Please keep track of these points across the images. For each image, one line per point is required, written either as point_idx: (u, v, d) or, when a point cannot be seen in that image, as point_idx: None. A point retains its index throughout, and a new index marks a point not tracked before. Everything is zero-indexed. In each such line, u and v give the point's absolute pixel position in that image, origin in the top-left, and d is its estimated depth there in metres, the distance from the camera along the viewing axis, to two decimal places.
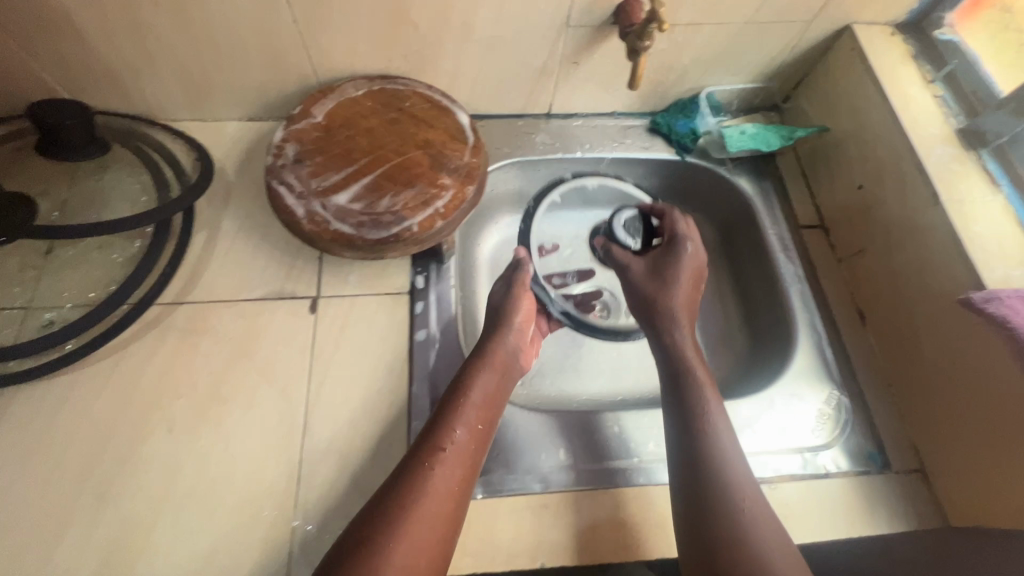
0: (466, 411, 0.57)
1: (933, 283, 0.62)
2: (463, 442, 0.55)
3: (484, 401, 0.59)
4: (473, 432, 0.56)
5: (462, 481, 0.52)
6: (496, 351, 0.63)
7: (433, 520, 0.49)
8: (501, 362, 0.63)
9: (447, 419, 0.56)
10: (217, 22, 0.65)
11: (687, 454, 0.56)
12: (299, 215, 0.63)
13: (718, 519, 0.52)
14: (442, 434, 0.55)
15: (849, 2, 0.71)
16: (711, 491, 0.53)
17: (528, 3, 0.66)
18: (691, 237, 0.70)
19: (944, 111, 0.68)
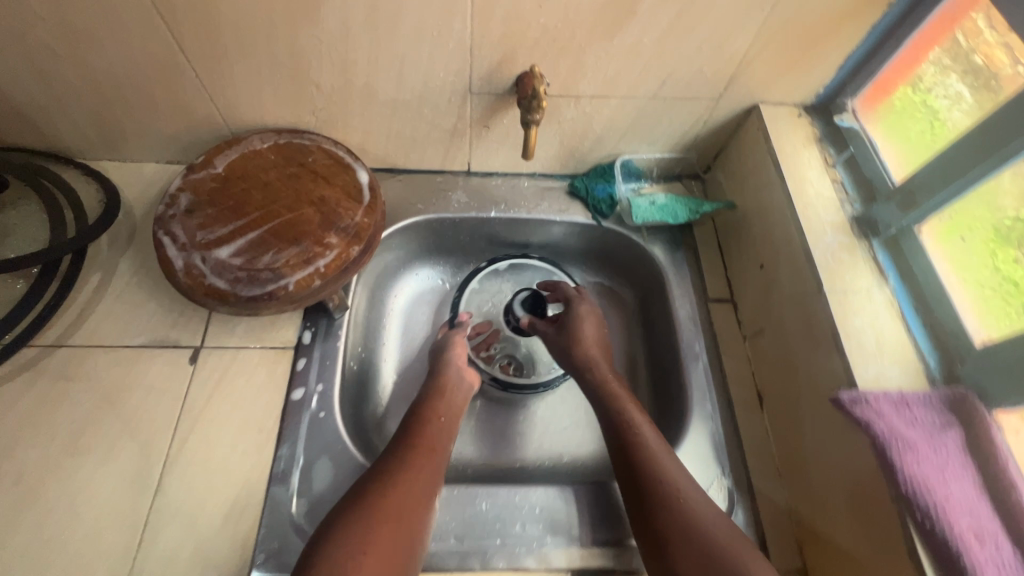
0: (416, 438, 0.64)
1: (815, 374, 0.60)
2: (419, 464, 0.61)
3: (431, 432, 0.66)
4: (423, 455, 0.62)
5: (422, 499, 0.58)
6: (441, 395, 0.71)
7: (415, 481, 0.59)
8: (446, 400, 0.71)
9: (398, 447, 0.63)
10: (121, 73, 0.66)
11: (622, 469, 0.60)
12: (177, 266, 0.63)
13: (687, 549, 0.52)
14: (395, 458, 0.61)
15: (753, 84, 0.72)
16: (670, 529, 0.54)
17: (427, 71, 0.67)
18: (583, 297, 0.79)
19: (841, 197, 0.67)
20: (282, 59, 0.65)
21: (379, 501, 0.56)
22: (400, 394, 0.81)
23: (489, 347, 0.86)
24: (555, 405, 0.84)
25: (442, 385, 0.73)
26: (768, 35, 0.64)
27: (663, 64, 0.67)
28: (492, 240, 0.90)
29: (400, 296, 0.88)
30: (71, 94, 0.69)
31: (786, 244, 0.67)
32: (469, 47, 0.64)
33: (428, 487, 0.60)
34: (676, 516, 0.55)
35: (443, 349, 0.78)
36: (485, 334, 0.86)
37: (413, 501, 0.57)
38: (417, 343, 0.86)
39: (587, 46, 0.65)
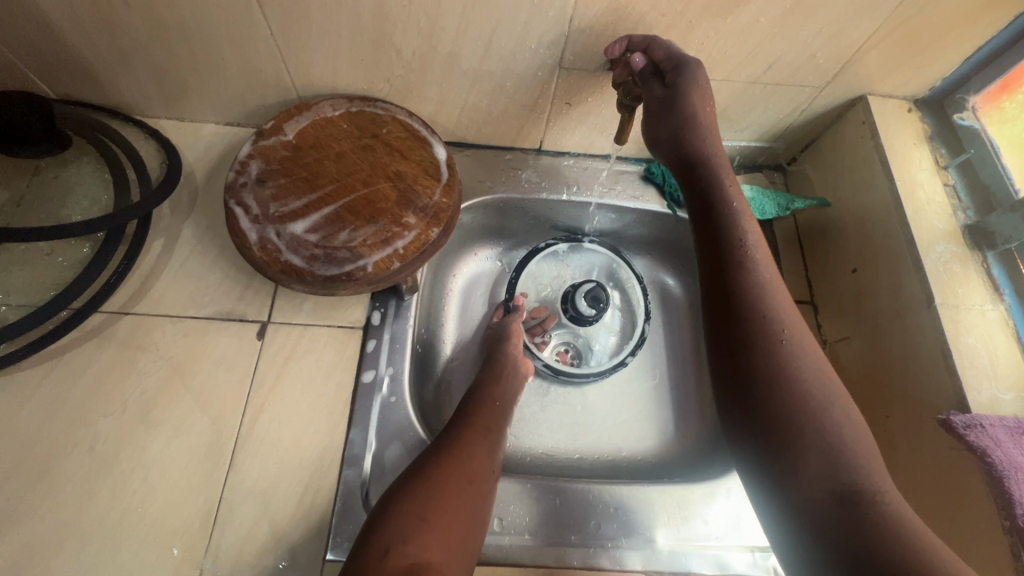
0: (472, 416, 0.60)
1: (916, 390, 0.58)
2: (476, 438, 0.56)
3: (486, 412, 0.61)
4: (482, 430, 0.58)
5: (480, 473, 0.53)
6: (497, 380, 0.67)
7: (469, 462, 0.53)
8: (502, 385, 0.67)
9: (455, 424, 0.58)
10: (191, 27, 0.62)
11: (779, 430, 0.49)
12: (252, 240, 0.60)
13: (784, 394, 0.50)
14: (450, 435, 0.56)
15: (866, 74, 0.66)
16: (770, 356, 0.51)
17: (520, 43, 0.62)
18: (693, 60, 0.60)
19: (954, 204, 0.64)
20: (368, 22, 0.60)
21: (435, 472, 0.51)
22: (461, 378, 0.79)
23: (544, 332, 0.83)
24: (615, 398, 0.81)
25: (499, 371, 0.69)
26: (899, 20, 0.58)
27: (776, 46, 0.62)
28: (556, 222, 0.86)
29: (462, 276, 0.85)
30: (136, 48, 0.64)
31: (888, 250, 0.64)
32: (569, 17, 0.59)
33: (484, 461, 0.54)
34: (790, 368, 0.51)
35: (504, 336, 0.75)
36: (540, 318, 0.83)
37: (471, 474, 0.52)
38: (477, 325, 0.84)
39: (697, 23, 0.59)
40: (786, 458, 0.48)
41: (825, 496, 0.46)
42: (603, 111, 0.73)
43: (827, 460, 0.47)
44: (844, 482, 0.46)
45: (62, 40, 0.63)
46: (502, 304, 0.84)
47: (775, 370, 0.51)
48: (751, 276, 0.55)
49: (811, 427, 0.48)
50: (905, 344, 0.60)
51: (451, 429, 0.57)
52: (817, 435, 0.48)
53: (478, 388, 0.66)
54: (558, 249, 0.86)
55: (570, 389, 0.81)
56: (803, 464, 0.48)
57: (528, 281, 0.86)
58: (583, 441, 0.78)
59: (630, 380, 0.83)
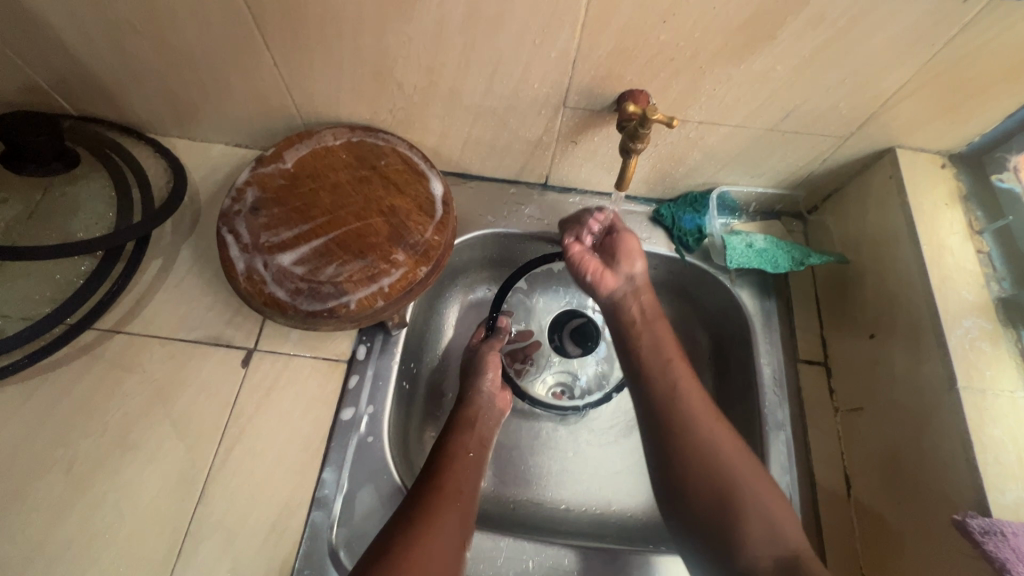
0: (442, 484, 0.55)
1: (931, 480, 0.53)
2: (447, 515, 0.52)
3: (456, 479, 0.56)
4: (451, 503, 0.53)
5: (447, 561, 0.49)
6: (462, 429, 0.63)
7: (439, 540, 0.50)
8: (468, 432, 0.63)
9: (422, 493, 0.54)
10: (196, 53, 0.62)
11: (706, 503, 0.55)
12: (239, 270, 0.59)
13: (709, 478, 0.55)
14: (416, 510, 0.52)
15: (896, 126, 0.61)
16: (696, 446, 0.56)
17: (523, 82, 0.61)
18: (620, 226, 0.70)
19: (987, 273, 0.58)
20: (367, 55, 0.59)
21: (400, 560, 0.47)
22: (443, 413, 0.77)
23: (527, 359, 0.81)
24: (606, 446, 0.78)
25: (472, 417, 0.66)
26: (931, 72, 0.54)
27: (794, 95, 0.58)
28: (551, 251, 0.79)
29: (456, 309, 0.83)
30: (146, 71, 0.65)
31: (910, 320, 0.59)
32: (573, 58, 0.57)
33: (452, 547, 0.50)
34: (711, 461, 0.56)
35: (476, 368, 0.71)
36: (525, 343, 0.82)
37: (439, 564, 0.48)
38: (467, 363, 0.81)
39: (709, 69, 0.56)
40: (735, 544, 0.52)
41: (769, 564, 0.51)
42: (610, 151, 0.70)
43: (768, 534, 0.52)
44: (788, 550, 0.51)
45: (77, 61, 0.64)
46: (483, 324, 0.80)
47: (698, 465, 0.56)
48: (670, 391, 0.60)
49: (739, 515, 0.53)
50: (923, 424, 0.55)
51: (416, 500, 0.53)
52: (755, 512, 0.53)
53: (450, 434, 0.63)
54: (555, 266, 0.81)
55: (561, 433, 0.78)
56: (747, 537, 0.52)
57: (518, 302, 0.83)
58: (570, 491, 0.74)
59: (624, 429, 0.79)
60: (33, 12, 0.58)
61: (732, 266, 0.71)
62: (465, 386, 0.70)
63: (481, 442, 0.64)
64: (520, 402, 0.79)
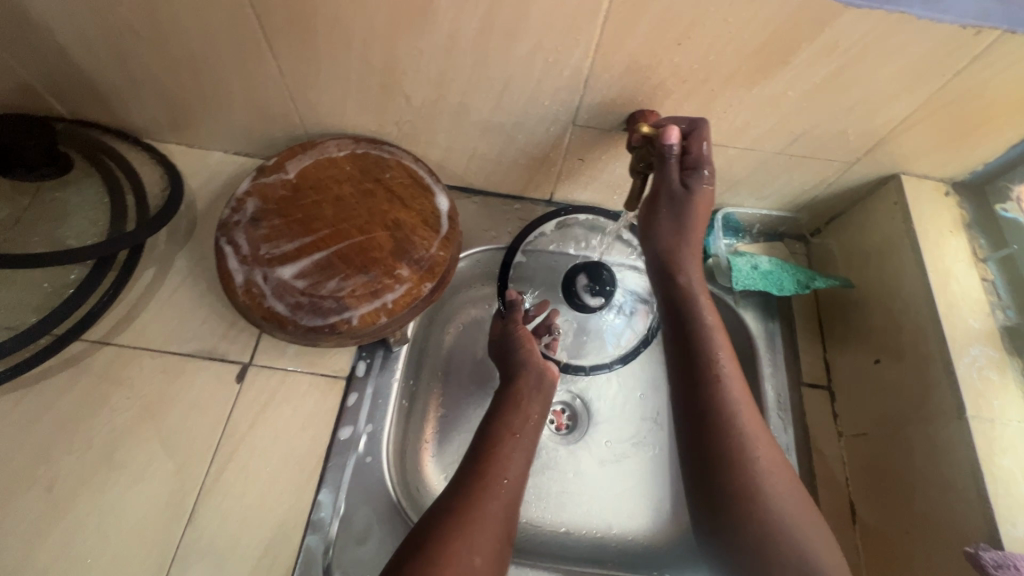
0: (487, 474, 0.52)
1: (940, 508, 0.52)
2: (492, 508, 0.50)
3: (504, 467, 0.54)
4: (495, 495, 0.51)
5: (490, 559, 0.47)
6: (507, 407, 0.60)
7: (485, 534, 0.48)
8: (511, 412, 0.60)
9: (466, 483, 0.52)
10: (200, 60, 0.61)
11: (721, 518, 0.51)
12: (237, 283, 0.58)
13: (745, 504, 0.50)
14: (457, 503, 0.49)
15: (902, 153, 0.62)
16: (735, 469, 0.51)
17: (533, 99, 0.60)
18: None
19: (992, 300, 0.59)
20: (377, 68, 0.59)
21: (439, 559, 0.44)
22: (468, 425, 0.74)
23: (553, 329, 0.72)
24: (609, 467, 0.76)
25: (518, 394, 0.61)
26: (940, 101, 0.54)
27: (803, 119, 0.58)
28: (530, 229, 0.75)
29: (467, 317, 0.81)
30: (146, 76, 0.64)
31: (915, 346, 0.59)
32: (585, 77, 0.56)
33: (494, 545, 0.48)
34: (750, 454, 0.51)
35: (515, 346, 0.66)
36: (545, 314, 0.73)
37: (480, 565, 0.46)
38: (490, 371, 0.78)
39: (720, 92, 0.56)
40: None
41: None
42: (617, 170, 0.70)
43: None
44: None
45: (75, 64, 0.63)
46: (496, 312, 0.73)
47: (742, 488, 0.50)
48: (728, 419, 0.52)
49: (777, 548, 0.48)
50: (929, 452, 0.55)
51: (459, 490, 0.51)
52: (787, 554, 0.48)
53: (495, 415, 0.60)
54: (545, 230, 0.76)
55: (564, 452, 0.77)
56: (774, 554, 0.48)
57: (520, 277, 0.75)
58: (571, 512, 0.73)
59: (628, 450, 0.77)
60: (31, 13, 0.56)
61: (737, 288, 0.70)
62: (505, 366, 0.65)
63: (534, 426, 0.60)
64: None
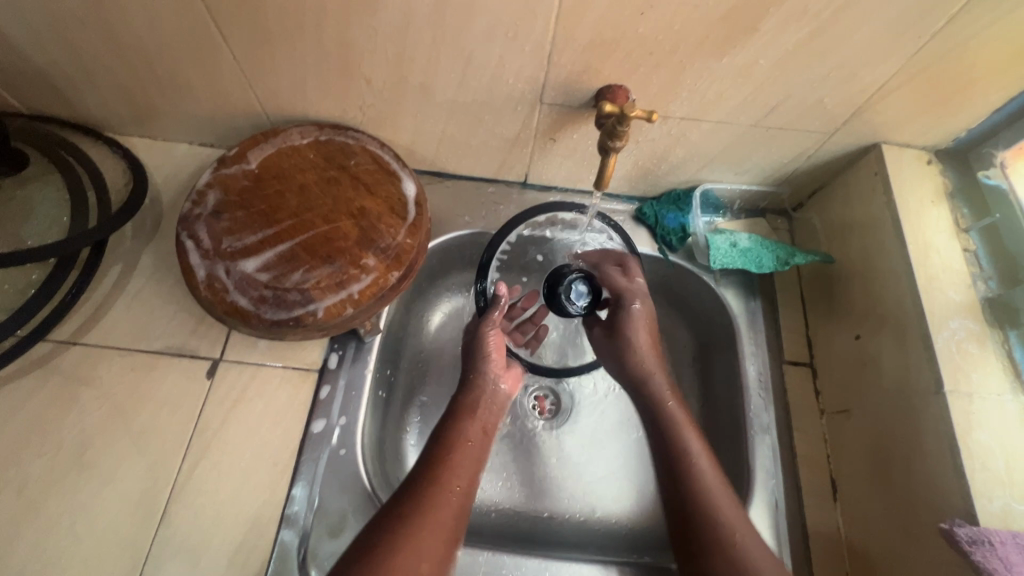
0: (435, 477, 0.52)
1: (917, 483, 0.52)
2: (442, 514, 0.49)
3: (452, 472, 0.53)
4: (439, 499, 0.50)
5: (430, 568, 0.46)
6: (458, 411, 0.60)
7: (433, 540, 0.47)
8: (463, 417, 0.59)
9: (416, 488, 0.51)
10: (151, 47, 0.59)
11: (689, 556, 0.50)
12: (199, 278, 0.56)
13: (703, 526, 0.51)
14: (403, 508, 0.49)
15: (882, 121, 0.60)
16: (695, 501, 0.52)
17: (497, 78, 0.58)
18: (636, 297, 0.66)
19: (974, 272, 0.57)
20: (333, 50, 0.56)
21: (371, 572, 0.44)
22: None
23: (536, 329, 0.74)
24: (592, 451, 0.76)
25: (473, 403, 0.61)
26: (919, 65, 0.52)
27: (777, 89, 0.56)
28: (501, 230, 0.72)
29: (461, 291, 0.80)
30: (98, 66, 0.62)
31: (896, 320, 0.57)
32: (548, 52, 0.54)
33: (438, 551, 0.47)
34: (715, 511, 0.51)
35: (476, 348, 0.65)
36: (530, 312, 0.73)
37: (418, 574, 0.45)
38: None
39: (689, 63, 0.54)
40: None
41: None
42: (590, 149, 0.68)
43: None
44: None
45: (24, 57, 0.61)
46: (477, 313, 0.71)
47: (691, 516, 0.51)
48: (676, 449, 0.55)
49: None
50: (908, 428, 0.54)
51: (410, 496, 0.50)
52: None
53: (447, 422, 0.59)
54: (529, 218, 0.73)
55: (546, 437, 0.76)
56: None
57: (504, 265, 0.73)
58: (553, 497, 0.73)
59: (610, 433, 0.77)
60: None
61: (715, 267, 0.70)
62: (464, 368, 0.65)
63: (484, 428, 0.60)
64: None
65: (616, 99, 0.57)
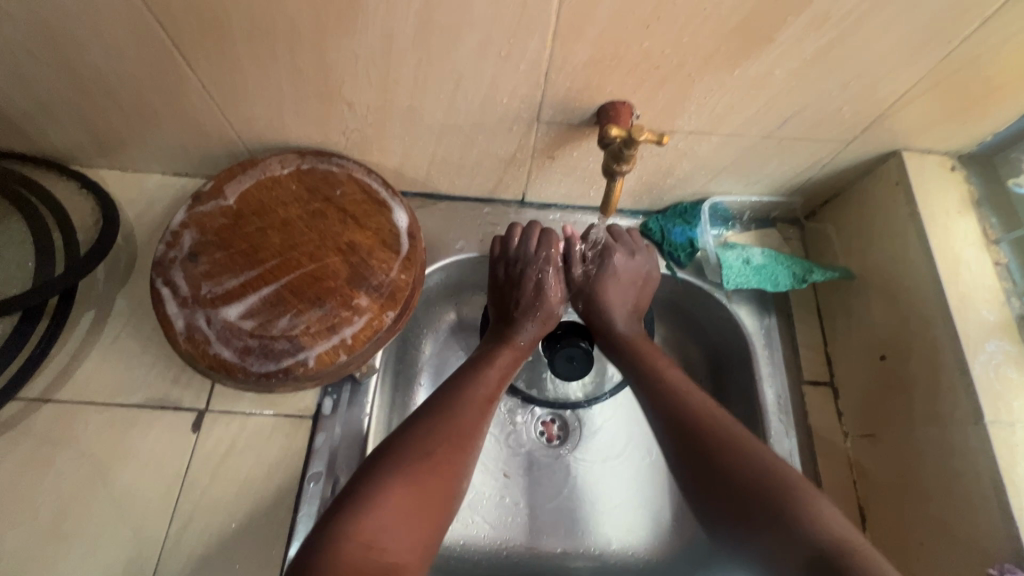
0: (438, 432, 0.49)
1: (959, 521, 0.49)
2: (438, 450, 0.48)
3: (459, 428, 0.50)
4: (440, 460, 0.47)
5: (414, 497, 0.44)
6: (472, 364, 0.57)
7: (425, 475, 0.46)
8: (481, 370, 0.56)
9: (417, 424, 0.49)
10: (112, 77, 0.54)
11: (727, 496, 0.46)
12: (178, 329, 0.52)
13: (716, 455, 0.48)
14: (396, 467, 0.45)
15: (903, 128, 0.56)
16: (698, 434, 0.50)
17: (490, 98, 0.54)
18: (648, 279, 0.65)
19: (1007, 288, 0.54)
20: (311, 74, 0.52)
21: (344, 542, 0.41)
22: None
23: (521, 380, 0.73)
24: (604, 480, 0.72)
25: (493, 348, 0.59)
26: (945, 69, 0.49)
27: (793, 101, 0.52)
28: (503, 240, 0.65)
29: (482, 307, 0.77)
30: (56, 99, 0.57)
31: (926, 342, 0.54)
32: (545, 70, 0.50)
33: (431, 489, 0.46)
34: (750, 453, 0.47)
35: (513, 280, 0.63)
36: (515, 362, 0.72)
37: (396, 556, 0.42)
38: None
39: (698, 76, 0.50)
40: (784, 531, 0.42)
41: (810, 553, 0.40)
42: (591, 165, 0.64)
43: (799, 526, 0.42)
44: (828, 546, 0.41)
45: None
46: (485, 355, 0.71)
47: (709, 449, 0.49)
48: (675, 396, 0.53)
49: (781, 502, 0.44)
50: (944, 458, 0.50)
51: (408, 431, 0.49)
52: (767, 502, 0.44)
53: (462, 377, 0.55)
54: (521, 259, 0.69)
55: (556, 467, 0.73)
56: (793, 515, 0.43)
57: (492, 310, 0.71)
58: (567, 531, 0.69)
59: (622, 458, 0.73)
60: None
61: (729, 287, 0.66)
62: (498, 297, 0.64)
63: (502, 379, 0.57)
64: (508, 438, 0.73)
65: (620, 117, 0.53)
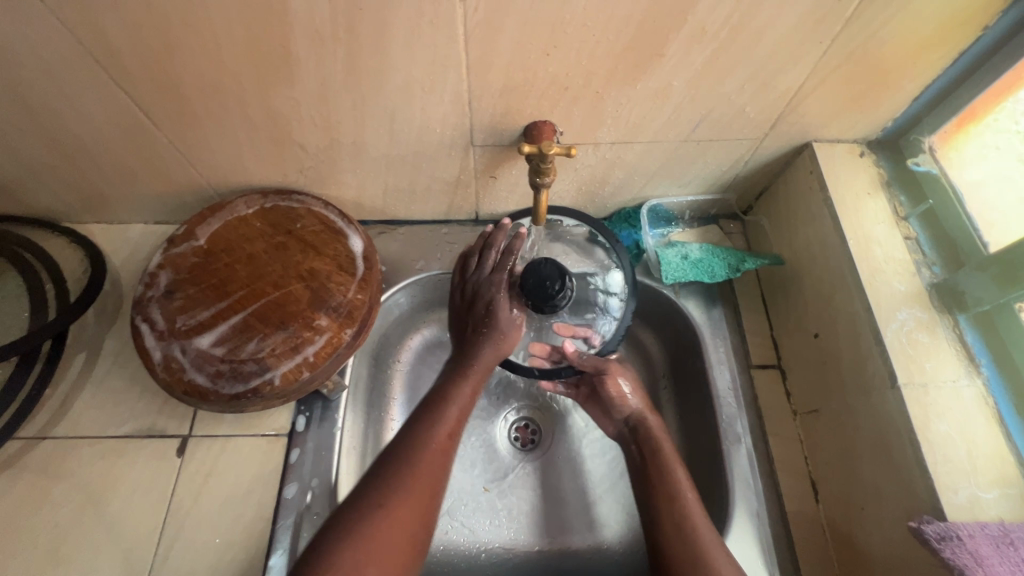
0: (408, 474, 0.49)
1: (888, 481, 0.51)
2: (408, 504, 0.48)
3: (420, 485, 0.49)
4: (410, 508, 0.48)
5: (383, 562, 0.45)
6: (429, 406, 0.55)
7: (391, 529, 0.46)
8: (439, 412, 0.55)
9: (394, 466, 0.50)
10: (89, 140, 0.60)
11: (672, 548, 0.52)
12: (155, 359, 0.57)
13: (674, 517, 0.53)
14: (359, 525, 0.46)
15: (809, 121, 0.61)
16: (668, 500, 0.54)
17: (424, 129, 0.59)
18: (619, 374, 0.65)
19: (917, 260, 0.58)
20: (263, 123, 0.58)
21: None
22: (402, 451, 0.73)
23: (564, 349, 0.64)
24: (577, 477, 0.75)
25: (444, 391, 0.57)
26: (828, 66, 0.53)
27: (698, 106, 0.57)
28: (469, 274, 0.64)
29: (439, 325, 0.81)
30: (43, 164, 0.63)
31: (848, 316, 0.57)
32: (467, 101, 0.55)
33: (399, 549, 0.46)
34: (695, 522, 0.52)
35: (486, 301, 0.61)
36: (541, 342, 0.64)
37: None
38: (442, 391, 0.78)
39: (606, 93, 0.55)
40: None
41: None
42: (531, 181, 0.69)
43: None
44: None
45: None
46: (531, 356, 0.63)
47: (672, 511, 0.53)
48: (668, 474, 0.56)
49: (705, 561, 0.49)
50: (869, 423, 0.54)
51: (388, 470, 0.49)
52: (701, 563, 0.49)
53: (422, 418, 0.54)
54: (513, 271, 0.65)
55: (529, 469, 0.76)
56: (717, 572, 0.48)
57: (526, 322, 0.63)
58: (541, 528, 0.72)
59: (592, 456, 0.76)
60: None
61: (668, 281, 0.69)
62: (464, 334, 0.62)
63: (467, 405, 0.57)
64: (481, 442, 0.77)
65: (542, 134, 0.58)
